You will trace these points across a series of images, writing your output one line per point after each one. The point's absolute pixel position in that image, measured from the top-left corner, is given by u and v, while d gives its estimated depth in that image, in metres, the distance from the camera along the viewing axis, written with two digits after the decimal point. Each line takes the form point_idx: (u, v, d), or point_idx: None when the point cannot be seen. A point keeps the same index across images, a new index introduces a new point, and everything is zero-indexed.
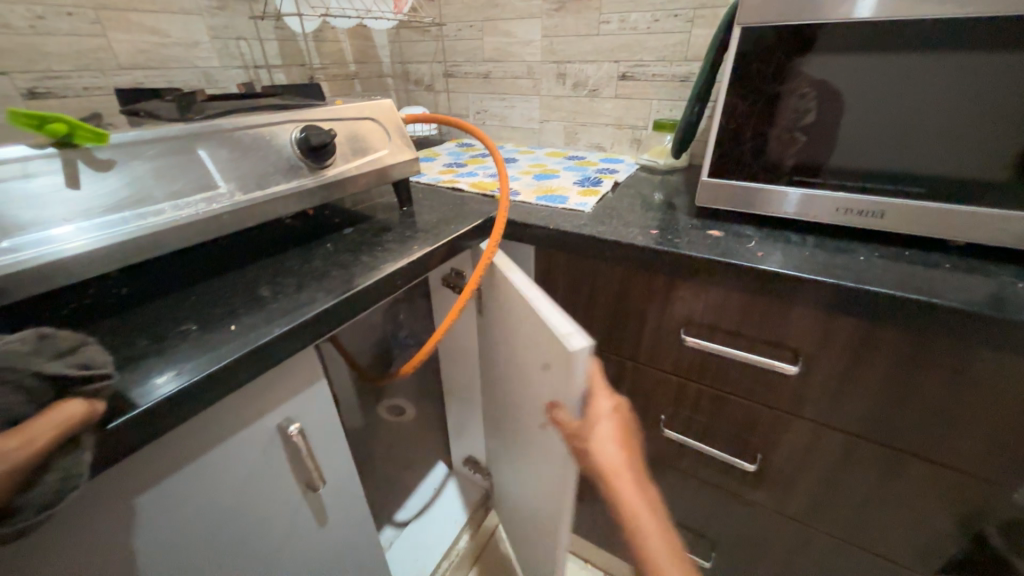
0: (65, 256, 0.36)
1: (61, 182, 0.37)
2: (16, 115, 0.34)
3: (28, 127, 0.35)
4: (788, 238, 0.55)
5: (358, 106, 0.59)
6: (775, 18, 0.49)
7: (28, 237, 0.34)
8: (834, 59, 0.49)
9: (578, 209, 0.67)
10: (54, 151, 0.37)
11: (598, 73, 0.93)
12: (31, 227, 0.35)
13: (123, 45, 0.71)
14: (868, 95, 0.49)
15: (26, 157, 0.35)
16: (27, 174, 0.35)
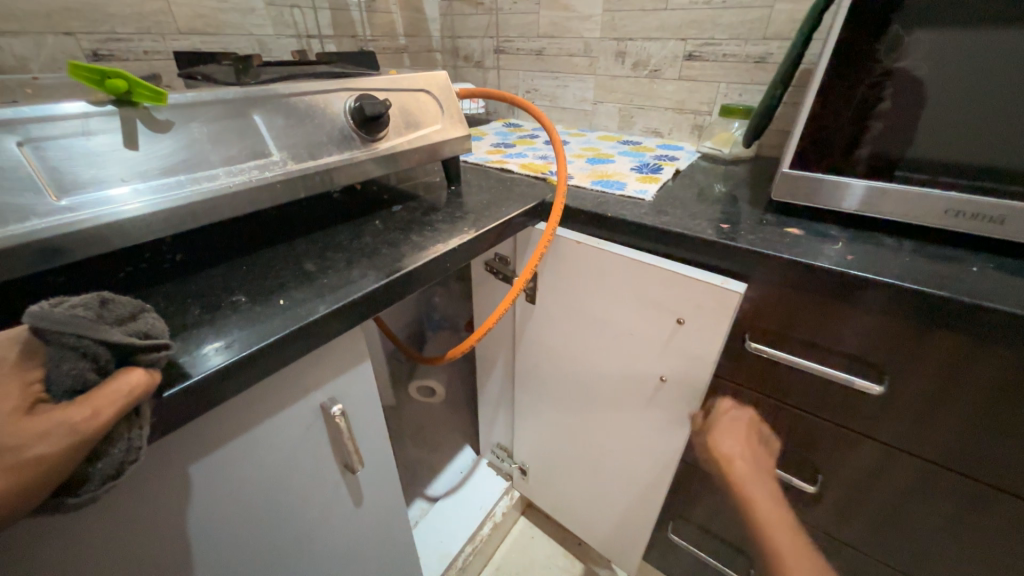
0: (122, 219, 0.35)
1: (119, 141, 0.36)
2: (77, 68, 0.33)
3: (87, 82, 0.34)
4: (880, 241, 0.49)
5: (413, 77, 0.57)
6: None
7: (89, 196, 0.34)
8: None
9: (638, 197, 0.62)
10: (113, 109, 0.36)
11: (662, 52, 0.86)
12: (90, 186, 0.34)
13: (182, 9, 0.70)
14: (1003, 78, 0.41)
15: (85, 114, 0.34)
16: (87, 132, 0.34)
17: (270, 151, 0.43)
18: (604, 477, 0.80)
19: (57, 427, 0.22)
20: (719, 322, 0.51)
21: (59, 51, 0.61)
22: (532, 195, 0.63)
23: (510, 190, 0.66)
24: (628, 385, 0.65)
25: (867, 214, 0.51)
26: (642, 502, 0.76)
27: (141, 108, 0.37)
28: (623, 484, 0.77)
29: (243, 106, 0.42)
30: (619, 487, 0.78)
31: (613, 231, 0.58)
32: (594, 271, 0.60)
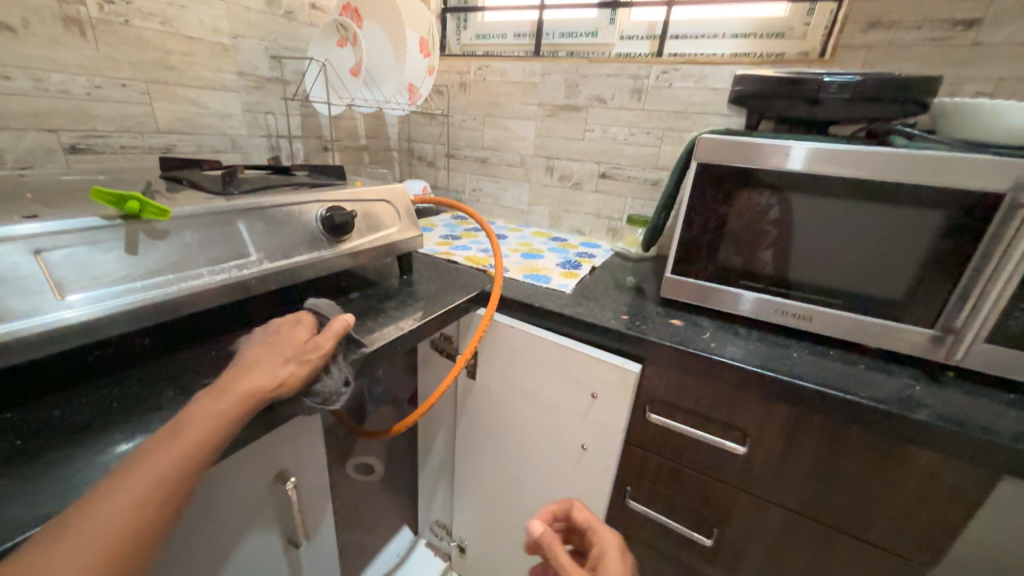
0: (89, 319, 0.39)
1: (122, 248, 0.42)
2: (98, 192, 0.41)
3: (105, 202, 0.41)
4: (737, 331, 0.65)
5: (375, 189, 0.68)
6: (742, 160, 0.61)
7: (88, 296, 0.39)
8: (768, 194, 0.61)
9: (560, 290, 0.75)
10: (120, 222, 0.43)
11: (582, 170, 1.07)
12: (69, 289, 0.39)
13: (165, 113, 0.79)
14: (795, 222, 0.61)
15: (96, 227, 0.41)
16: (95, 241, 0.41)
17: (248, 252, 0.51)
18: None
19: (317, 342, 0.42)
20: (624, 396, 0.63)
21: (37, 145, 0.66)
22: (472, 285, 0.75)
23: (455, 280, 0.77)
24: (555, 455, 0.73)
25: (727, 309, 0.67)
26: None
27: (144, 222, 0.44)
28: None
29: (228, 216, 0.51)
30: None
31: (538, 319, 0.69)
32: (525, 352, 0.70)
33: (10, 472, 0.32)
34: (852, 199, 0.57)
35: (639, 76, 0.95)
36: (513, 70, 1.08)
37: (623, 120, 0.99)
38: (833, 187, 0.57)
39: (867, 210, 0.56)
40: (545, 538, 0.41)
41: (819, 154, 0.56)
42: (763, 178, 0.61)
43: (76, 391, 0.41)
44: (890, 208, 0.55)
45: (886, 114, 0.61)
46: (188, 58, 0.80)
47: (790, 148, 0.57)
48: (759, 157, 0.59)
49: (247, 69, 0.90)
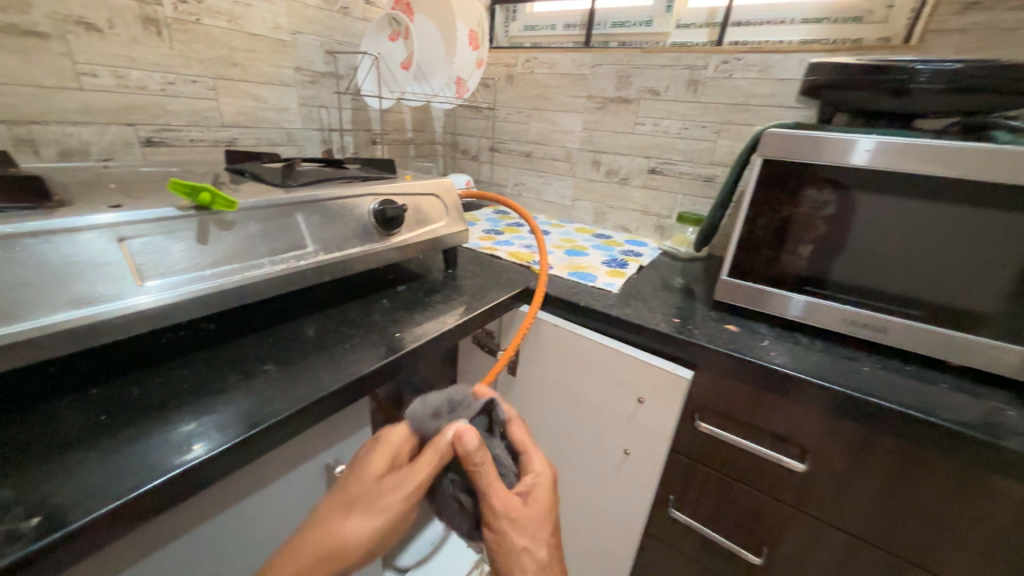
0: (168, 303, 0.41)
1: (193, 237, 0.45)
2: (175, 184, 0.43)
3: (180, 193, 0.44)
4: (798, 340, 0.60)
5: (424, 183, 0.68)
6: (800, 155, 0.57)
7: (164, 282, 0.42)
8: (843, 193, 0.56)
9: (607, 289, 0.73)
10: (193, 213, 0.45)
11: (630, 165, 1.03)
12: (151, 274, 0.41)
13: (229, 107, 0.83)
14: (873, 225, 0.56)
15: (172, 217, 0.43)
16: (171, 231, 0.43)
17: (305, 243, 0.53)
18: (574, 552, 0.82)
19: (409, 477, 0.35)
20: (671, 402, 0.61)
21: (119, 138, 0.71)
22: (516, 281, 0.74)
23: (498, 275, 0.76)
24: (595, 457, 0.72)
25: (787, 316, 0.63)
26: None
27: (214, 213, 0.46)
28: (587, 556, 0.81)
29: (288, 209, 0.52)
30: (587, 562, 0.81)
31: (583, 318, 0.68)
32: (568, 352, 0.69)
33: (98, 443, 0.35)
34: (942, 201, 0.51)
35: (696, 66, 0.90)
36: (562, 61, 1.06)
37: (677, 112, 0.94)
38: (920, 188, 0.52)
39: (960, 213, 0.50)
40: (478, 456, 0.35)
41: (884, 150, 0.52)
42: (836, 177, 0.56)
43: (152, 370, 0.44)
44: (988, 211, 0.49)
45: (988, 105, 0.55)
46: (251, 55, 0.83)
47: (855, 143, 0.53)
48: (818, 151, 0.56)
49: (304, 64, 0.92)
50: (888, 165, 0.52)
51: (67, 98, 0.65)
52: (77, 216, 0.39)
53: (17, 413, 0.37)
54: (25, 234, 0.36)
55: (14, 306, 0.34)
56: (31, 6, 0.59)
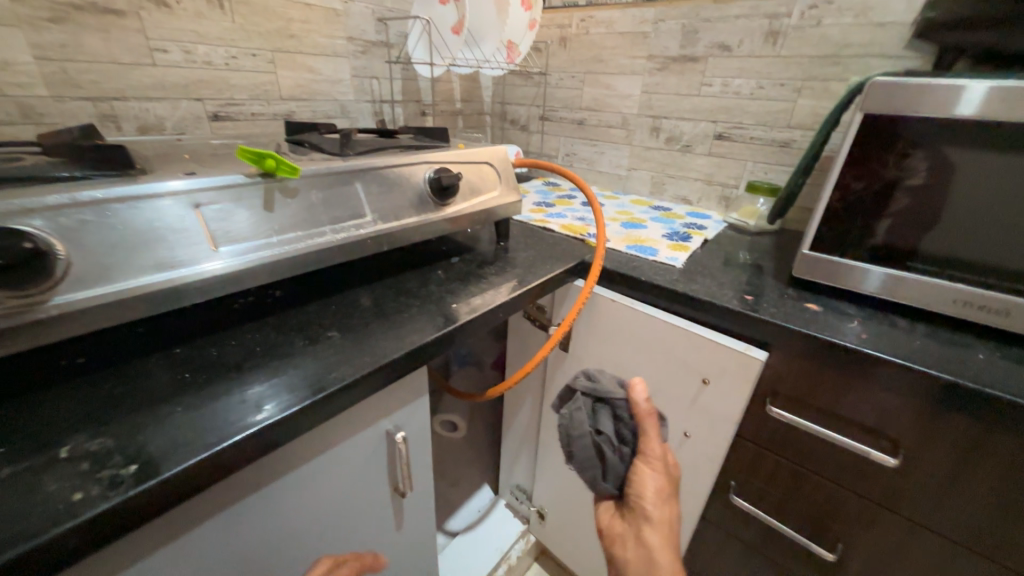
0: (242, 269, 0.43)
1: (260, 205, 0.45)
2: (243, 150, 0.43)
3: (248, 160, 0.44)
4: (894, 323, 0.54)
5: (477, 151, 0.66)
6: (898, 107, 0.49)
7: (234, 249, 0.43)
8: (967, 151, 0.48)
9: (668, 263, 0.69)
10: (259, 180, 0.45)
11: (694, 131, 0.95)
12: (226, 240, 0.42)
13: (287, 80, 0.84)
14: (1004, 189, 0.47)
15: (241, 184, 0.44)
16: (240, 198, 0.44)
17: (362, 212, 0.52)
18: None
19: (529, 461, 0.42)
20: (740, 385, 0.57)
21: (189, 113, 0.74)
22: (570, 254, 0.71)
23: (552, 248, 0.74)
24: None
25: (881, 295, 0.56)
26: None
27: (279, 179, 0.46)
28: None
29: (346, 177, 0.52)
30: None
31: (643, 294, 0.64)
32: (625, 329, 0.66)
33: (182, 399, 0.37)
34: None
35: (777, 15, 0.80)
36: (621, 18, 0.98)
37: (751, 69, 0.85)
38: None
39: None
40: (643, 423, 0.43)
41: (1003, 97, 0.44)
42: (960, 131, 0.47)
43: (227, 333, 0.46)
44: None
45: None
46: (306, 26, 0.83)
47: (964, 90, 0.45)
48: (920, 101, 0.48)
49: (356, 34, 0.92)
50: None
51: (143, 74, 0.68)
52: (153, 183, 0.40)
53: (115, 368, 0.40)
54: (109, 200, 0.37)
55: (105, 269, 0.36)
56: None
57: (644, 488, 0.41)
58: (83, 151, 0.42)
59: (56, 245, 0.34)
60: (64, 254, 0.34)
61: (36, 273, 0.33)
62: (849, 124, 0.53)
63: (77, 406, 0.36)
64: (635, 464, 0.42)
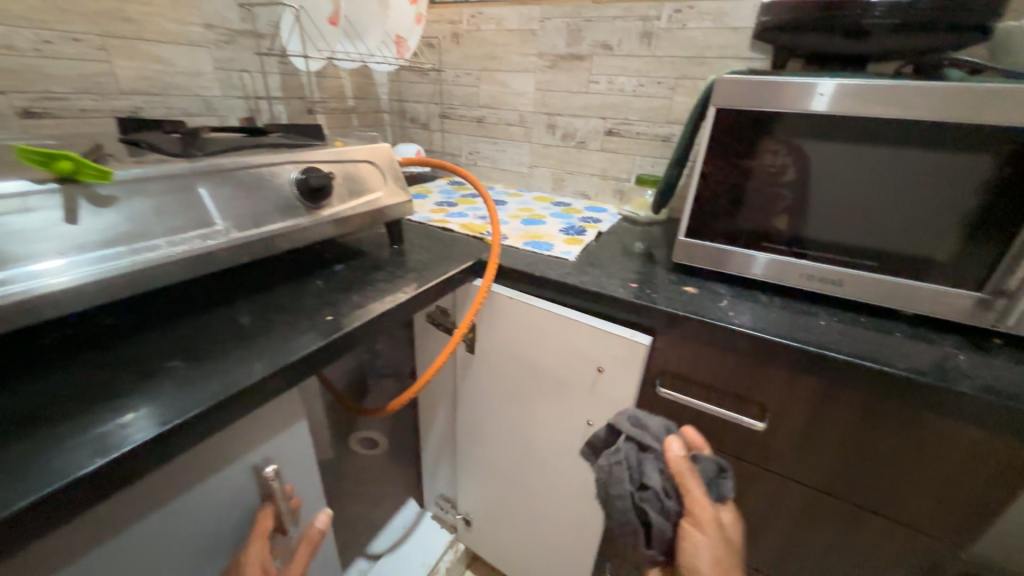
0: (34, 296, 0.35)
1: (59, 216, 0.37)
2: (22, 150, 0.35)
3: (33, 163, 0.36)
4: (757, 299, 0.59)
5: (356, 149, 0.61)
6: (755, 103, 0.53)
7: (25, 272, 0.35)
8: (804, 141, 0.53)
9: (563, 258, 0.70)
10: (55, 186, 0.37)
11: (587, 127, 0.99)
12: (8, 262, 0.34)
13: (126, 71, 0.72)
14: (835, 174, 0.53)
15: (28, 192, 0.36)
16: (26, 209, 0.36)
17: (211, 219, 0.46)
18: (545, 524, 0.82)
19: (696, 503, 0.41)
20: (632, 370, 0.58)
21: None
22: (467, 254, 0.69)
23: (449, 248, 0.71)
24: (560, 431, 0.70)
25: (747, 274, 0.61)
26: (575, 546, 0.79)
27: (84, 185, 0.39)
28: (559, 529, 0.80)
29: (186, 181, 0.45)
30: (558, 533, 0.80)
31: (540, 289, 0.65)
32: (525, 326, 0.66)
33: None
34: (896, 146, 0.49)
35: (649, 17, 0.85)
36: (509, 16, 0.98)
37: (632, 68, 0.89)
38: (874, 134, 0.50)
39: (913, 158, 0.49)
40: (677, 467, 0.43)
41: (844, 94, 0.49)
42: (797, 123, 0.53)
43: (28, 376, 0.37)
44: (942, 154, 0.48)
45: (936, 47, 0.54)
46: (148, 9, 0.72)
47: (815, 87, 0.49)
48: (776, 98, 0.52)
49: (216, 21, 0.81)
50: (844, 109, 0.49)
51: None
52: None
53: None
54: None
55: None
56: None
57: (693, 554, 0.39)
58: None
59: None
60: None
61: None
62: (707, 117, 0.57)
63: None
64: (681, 524, 0.41)
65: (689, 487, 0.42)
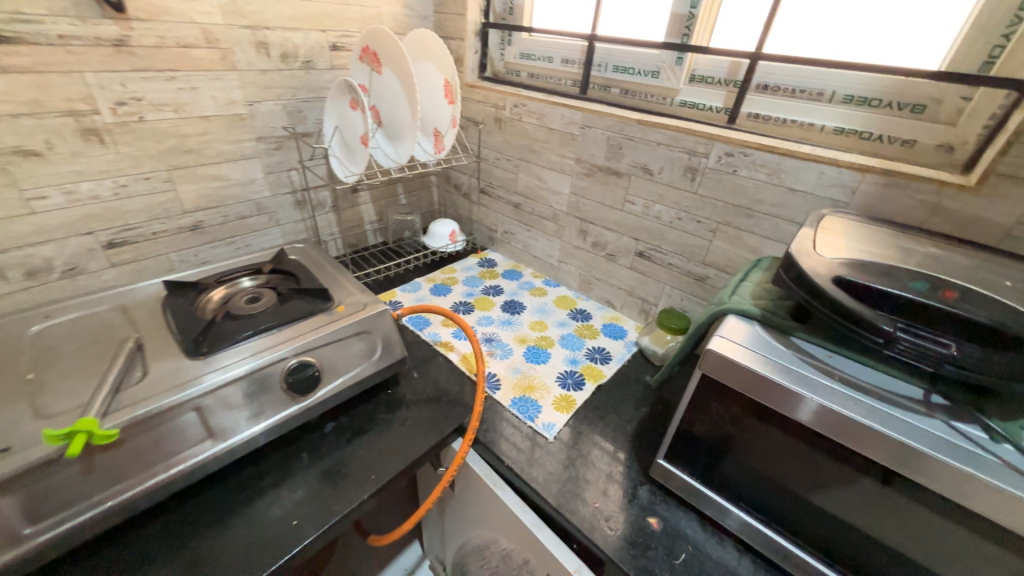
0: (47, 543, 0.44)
1: (79, 468, 0.46)
2: (49, 434, 0.44)
3: (58, 440, 0.44)
4: (725, 558, 0.54)
5: (349, 324, 0.66)
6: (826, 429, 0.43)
7: (49, 525, 0.44)
8: (802, 440, 0.46)
9: (542, 434, 0.69)
10: (63, 446, 0.44)
11: (618, 243, 0.92)
12: (45, 516, 0.44)
13: (189, 194, 0.82)
14: (839, 480, 0.45)
15: (47, 461, 0.44)
16: (49, 470, 0.44)
17: (202, 436, 0.54)
18: None
19: None
20: None
21: (80, 248, 0.73)
22: (452, 414, 0.72)
23: (437, 403, 0.74)
24: None
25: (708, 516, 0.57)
26: None
27: (93, 444, 0.46)
28: None
29: (183, 406, 0.52)
30: None
31: (508, 477, 0.66)
32: (492, 505, 0.67)
33: None
34: (910, 496, 0.41)
35: (696, 152, 0.74)
36: (550, 114, 0.92)
37: (671, 199, 0.81)
38: (882, 471, 0.41)
39: (927, 517, 0.40)
40: None
41: (941, 472, 0.37)
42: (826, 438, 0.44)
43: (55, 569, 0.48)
44: (965, 530, 0.38)
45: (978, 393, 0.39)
46: (205, 137, 0.80)
47: (904, 448, 0.39)
48: (851, 437, 0.41)
49: (266, 133, 0.87)
50: (886, 461, 0.40)
51: (21, 223, 0.67)
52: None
53: None
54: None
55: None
56: None
57: None
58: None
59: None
60: None
61: None
62: (692, 377, 0.51)
63: None
64: None
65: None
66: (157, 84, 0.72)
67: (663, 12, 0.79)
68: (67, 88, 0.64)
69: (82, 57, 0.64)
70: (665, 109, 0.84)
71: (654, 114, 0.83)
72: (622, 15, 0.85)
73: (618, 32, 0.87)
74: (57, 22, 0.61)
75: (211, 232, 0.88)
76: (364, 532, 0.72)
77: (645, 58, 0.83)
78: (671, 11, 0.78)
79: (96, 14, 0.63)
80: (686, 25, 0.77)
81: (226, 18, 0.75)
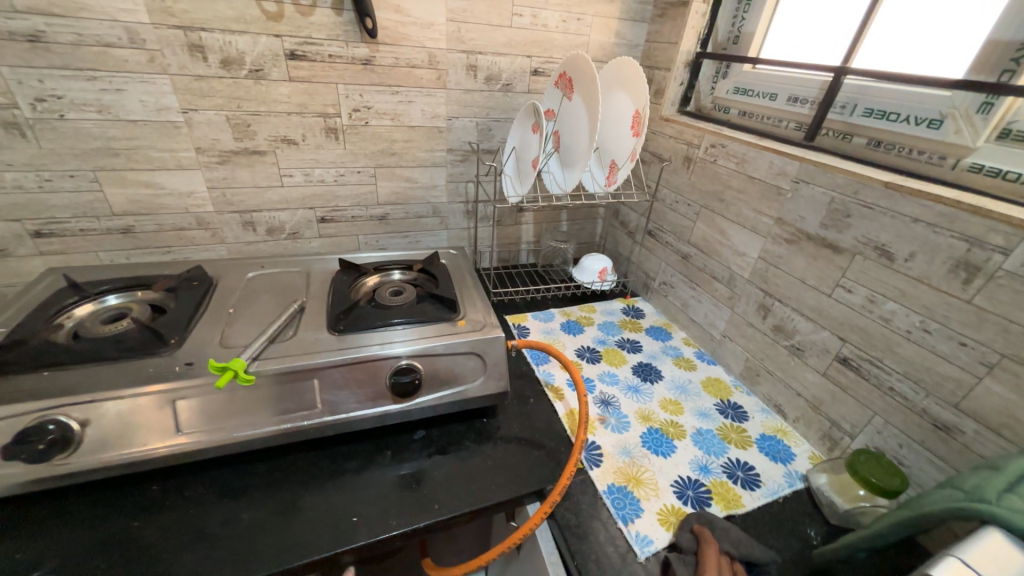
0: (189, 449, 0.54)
1: (225, 398, 0.55)
2: (214, 363, 0.54)
3: (219, 370, 0.54)
4: None
5: (463, 341, 0.64)
6: None
7: (194, 434, 0.55)
8: None
9: (633, 547, 0.55)
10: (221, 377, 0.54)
11: (811, 336, 0.69)
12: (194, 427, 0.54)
13: (385, 189, 0.95)
14: None
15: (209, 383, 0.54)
16: (207, 391, 0.54)
17: (314, 405, 0.59)
18: None
19: None
20: None
21: (303, 218, 0.92)
22: (537, 473, 0.63)
23: (527, 453, 0.66)
24: None
25: None
26: None
27: (237, 382, 0.55)
28: None
29: (307, 373, 0.58)
30: None
31: None
32: None
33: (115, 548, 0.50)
34: None
35: (984, 243, 0.49)
36: (755, 160, 0.75)
37: (916, 300, 0.56)
38: None
39: None
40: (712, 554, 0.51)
41: None
42: None
43: (194, 469, 0.59)
44: None
45: None
46: (409, 144, 0.91)
47: None
48: None
49: (456, 146, 0.95)
50: None
51: (273, 193, 0.87)
52: (136, 387, 0.52)
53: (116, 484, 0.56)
54: (106, 398, 0.51)
55: (100, 443, 0.51)
56: (256, 134, 0.81)
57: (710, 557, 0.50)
58: (147, 329, 0.60)
59: (74, 424, 0.50)
60: (79, 433, 0.50)
61: (55, 448, 0.49)
62: None
63: (69, 530, 0.51)
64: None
65: (705, 552, 0.51)
66: (384, 96, 0.85)
67: (975, 40, 0.55)
68: (325, 96, 0.81)
69: (339, 73, 0.80)
70: (939, 173, 0.59)
71: (917, 178, 0.59)
72: (897, 44, 0.63)
73: (883, 65, 0.65)
74: (331, 44, 0.77)
75: (393, 224, 1.00)
76: (421, 555, 0.69)
77: (921, 102, 0.60)
78: (988, 37, 0.54)
79: (357, 39, 0.78)
80: (1014, 58, 0.52)
81: (449, 44, 0.84)
